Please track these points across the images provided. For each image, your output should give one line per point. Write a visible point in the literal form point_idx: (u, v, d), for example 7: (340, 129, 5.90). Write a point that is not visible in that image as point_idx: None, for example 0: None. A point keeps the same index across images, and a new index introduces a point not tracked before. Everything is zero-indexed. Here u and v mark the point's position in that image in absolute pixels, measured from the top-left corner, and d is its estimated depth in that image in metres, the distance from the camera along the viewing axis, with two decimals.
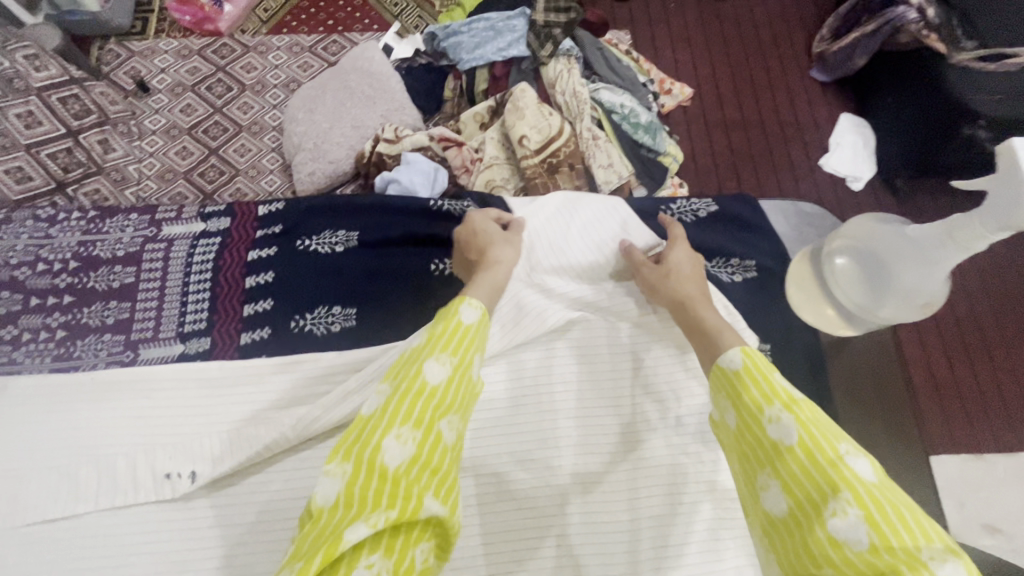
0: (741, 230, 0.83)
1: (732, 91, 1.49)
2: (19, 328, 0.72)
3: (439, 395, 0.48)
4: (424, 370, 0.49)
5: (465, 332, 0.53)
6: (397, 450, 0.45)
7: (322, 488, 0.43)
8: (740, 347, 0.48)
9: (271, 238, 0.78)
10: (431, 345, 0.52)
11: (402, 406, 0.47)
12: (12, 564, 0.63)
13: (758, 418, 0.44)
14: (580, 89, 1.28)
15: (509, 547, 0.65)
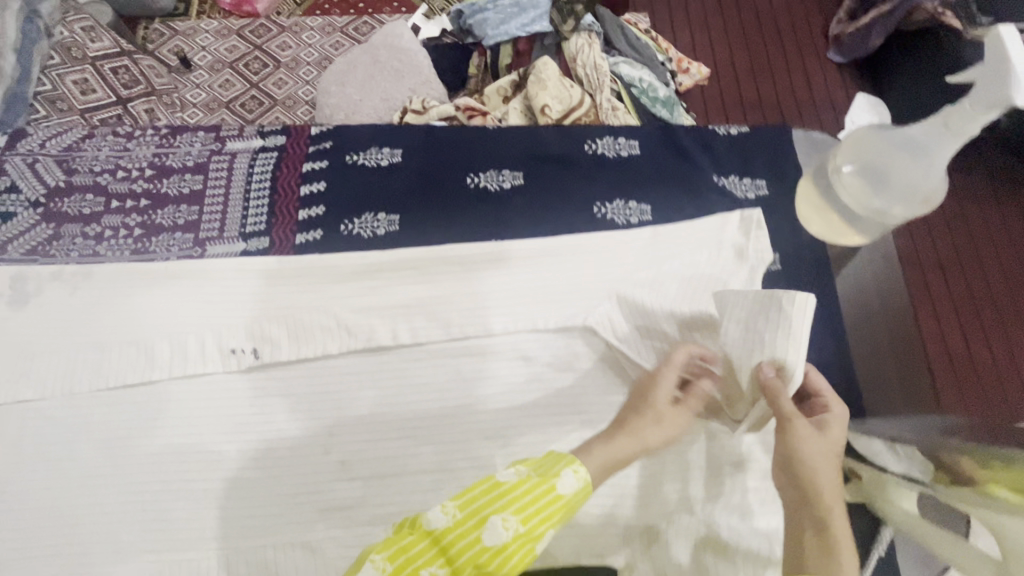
0: (758, 155, 0.87)
1: (750, 73, 1.53)
2: (102, 227, 0.80)
3: (554, 505, 0.50)
4: (559, 480, 0.51)
5: (562, 505, 0.50)
6: (497, 532, 0.48)
7: (435, 511, 0.49)
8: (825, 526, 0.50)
9: (323, 153, 0.86)
10: (572, 456, 0.53)
11: (528, 496, 0.49)
12: (98, 423, 0.71)
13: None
14: (600, 63, 1.34)
15: (534, 420, 0.72)
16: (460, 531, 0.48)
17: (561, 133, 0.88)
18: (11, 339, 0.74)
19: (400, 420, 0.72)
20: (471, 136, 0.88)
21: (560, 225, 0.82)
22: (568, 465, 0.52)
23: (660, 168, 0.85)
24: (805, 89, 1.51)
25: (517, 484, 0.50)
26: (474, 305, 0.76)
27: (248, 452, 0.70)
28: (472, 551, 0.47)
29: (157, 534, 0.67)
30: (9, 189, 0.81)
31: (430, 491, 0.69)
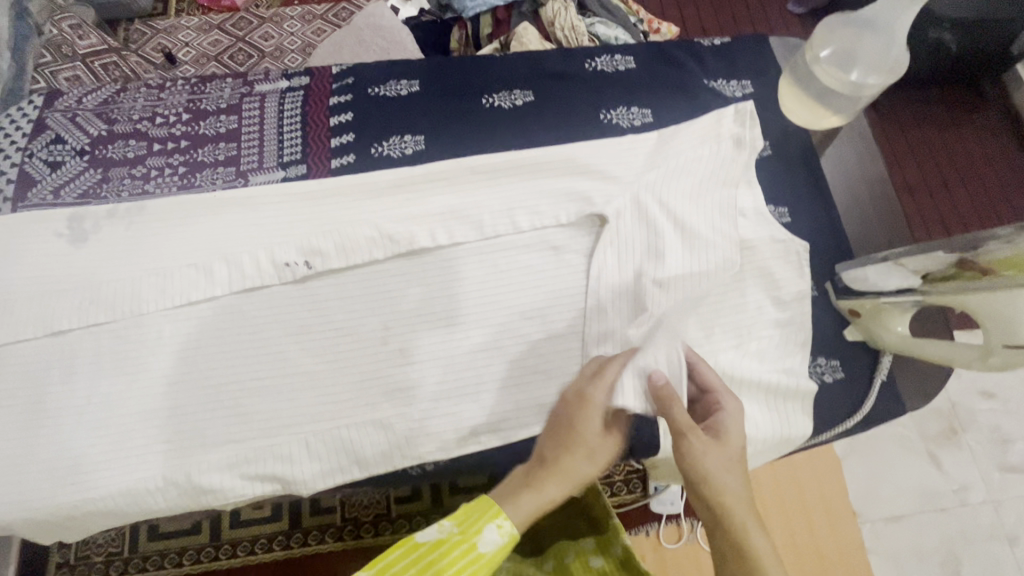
0: (740, 60, 0.96)
1: (715, 24, 1.64)
2: (148, 168, 0.86)
3: (467, 562, 0.62)
4: (480, 537, 0.63)
5: (477, 556, 0.62)
6: None
7: None
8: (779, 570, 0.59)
9: (346, 87, 0.92)
10: (497, 511, 0.65)
11: (444, 555, 0.61)
12: (168, 338, 0.77)
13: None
14: (578, 23, 1.43)
15: (568, 300, 0.80)
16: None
17: (562, 55, 0.96)
18: (75, 272, 0.79)
19: (447, 312, 0.79)
20: (480, 65, 0.96)
21: (571, 134, 0.90)
22: (492, 523, 0.64)
23: (656, 77, 0.94)
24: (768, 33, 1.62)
25: (436, 541, 0.63)
26: (502, 206, 0.83)
27: (312, 351, 0.77)
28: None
29: (236, 426, 0.73)
30: (55, 140, 0.87)
31: (482, 367, 0.77)
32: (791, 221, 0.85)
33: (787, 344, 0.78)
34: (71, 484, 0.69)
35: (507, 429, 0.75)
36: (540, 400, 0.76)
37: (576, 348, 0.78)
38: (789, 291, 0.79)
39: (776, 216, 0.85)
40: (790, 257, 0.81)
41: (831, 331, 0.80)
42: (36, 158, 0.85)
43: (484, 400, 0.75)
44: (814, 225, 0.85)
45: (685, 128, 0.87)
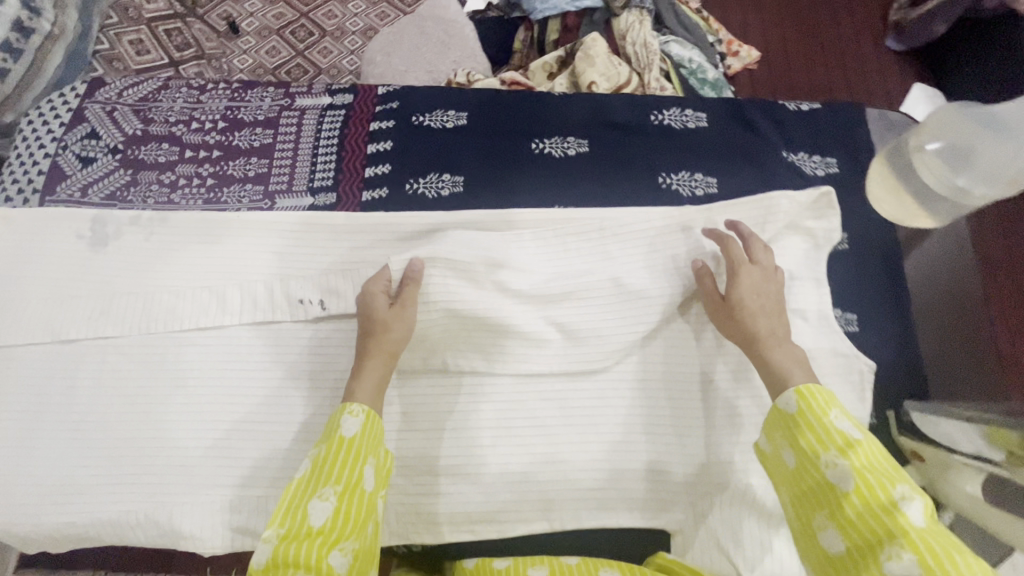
0: (826, 134, 0.85)
1: (801, 60, 1.42)
2: (177, 175, 0.83)
3: (348, 448, 0.61)
4: (341, 429, 0.62)
5: (350, 446, 0.61)
6: (320, 509, 0.57)
7: (257, 551, 0.54)
8: (797, 388, 0.59)
9: (390, 112, 0.86)
10: (342, 407, 0.65)
11: (327, 461, 0.60)
12: (170, 362, 0.74)
13: (815, 450, 0.55)
14: (652, 42, 1.19)
15: (592, 385, 0.73)
16: (290, 532, 0.55)
17: (627, 103, 0.87)
18: (90, 277, 0.77)
19: (458, 378, 0.73)
20: (536, 102, 0.88)
21: (623, 194, 0.82)
22: (345, 413, 0.63)
23: (727, 141, 0.84)
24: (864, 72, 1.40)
25: (311, 465, 0.61)
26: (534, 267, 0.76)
27: (314, 399, 0.73)
28: (308, 540, 0.55)
29: (226, 470, 0.70)
30: (90, 135, 0.85)
31: (487, 446, 0.71)
32: (859, 331, 0.75)
33: None
34: (58, 504, 0.68)
35: (505, 520, 0.69)
36: (545, 493, 0.69)
37: (593, 440, 0.71)
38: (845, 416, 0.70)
39: (842, 323, 0.75)
40: (852, 376, 0.71)
41: None
42: (69, 151, 0.84)
43: (485, 483, 0.69)
44: (886, 339, 0.74)
45: (754, 206, 0.77)
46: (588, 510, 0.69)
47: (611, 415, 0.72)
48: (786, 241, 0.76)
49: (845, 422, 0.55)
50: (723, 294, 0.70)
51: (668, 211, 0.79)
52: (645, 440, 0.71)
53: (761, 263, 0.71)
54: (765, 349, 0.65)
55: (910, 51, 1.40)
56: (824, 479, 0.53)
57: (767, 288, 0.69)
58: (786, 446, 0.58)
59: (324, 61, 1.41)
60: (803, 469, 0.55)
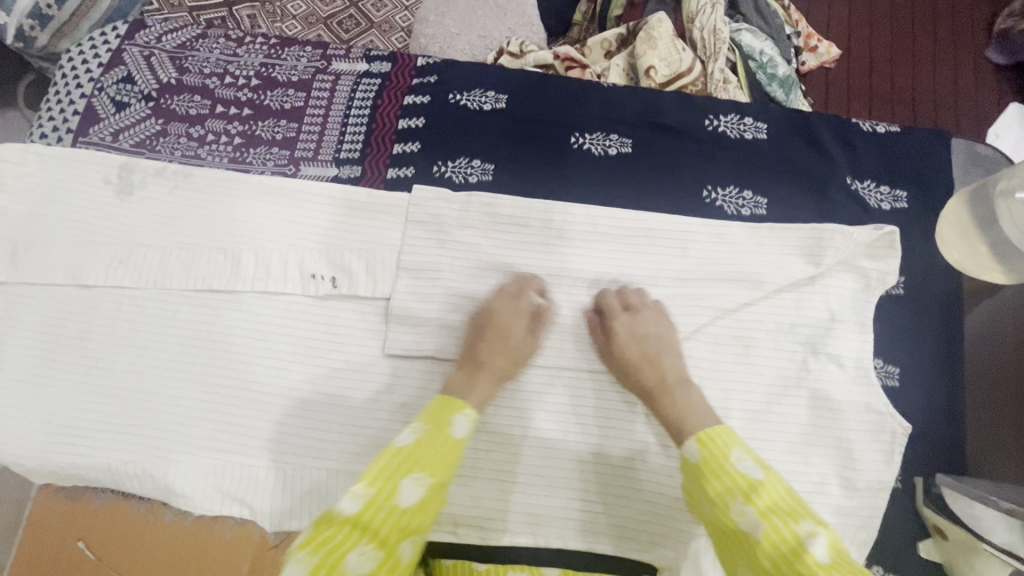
0: (899, 162, 0.77)
1: (888, 58, 1.27)
2: (205, 130, 0.82)
3: (453, 448, 0.59)
4: (462, 426, 0.61)
5: (458, 449, 0.60)
6: (410, 492, 0.55)
7: (344, 500, 0.53)
8: (696, 435, 0.58)
9: (426, 87, 0.82)
10: (463, 404, 0.63)
11: (433, 452, 0.58)
12: (181, 320, 0.74)
13: (723, 497, 0.53)
14: (723, 27, 1.06)
15: (598, 404, 0.69)
16: (379, 498, 0.54)
17: (682, 102, 0.80)
18: (114, 226, 0.77)
19: None
20: (581, 91, 0.82)
21: (661, 203, 0.76)
22: (459, 413, 0.62)
23: (785, 158, 0.77)
24: (958, 87, 1.24)
25: (414, 443, 0.58)
26: (553, 272, 0.73)
27: (314, 376, 0.72)
28: (393, 516, 0.54)
29: (224, 435, 0.70)
30: (126, 79, 0.84)
31: (481, 451, 0.68)
32: (898, 387, 0.69)
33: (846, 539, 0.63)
34: (62, 444, 0.70)
35: (488, 527, 0.67)
36: (534, 508, 0.67)
37: (591, 461, 0.68)
38: (867, 477, 0.64)
39: (881, 375, 0.69)
40: (881, 436, 0.66)
41: (902, 536, 0.65)
42: (105, 93, 0.84)
43: (473, 487, 0.68)
44: (925, 398, 0.68)
45: (802, 237, 0.71)
46: (576, 531, 0.67)
47: (614, 438, 0.68)
48: (832, 279, 0.70)
49: (748, 463, 0.55)
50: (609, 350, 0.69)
51: (708, 229, 0.73)
52: (647, 469, 0.67)
53: (634, 306, 0.70)
54: (664, 399, 0.65)
55: (1013, 62, 1.24)
56: (735, 526, 0.51)
57: (646, 327, 0.68)
58: (700, 494, 0.55)
59: (378, 13, 1.20)
60: (717, 517, 0.53)
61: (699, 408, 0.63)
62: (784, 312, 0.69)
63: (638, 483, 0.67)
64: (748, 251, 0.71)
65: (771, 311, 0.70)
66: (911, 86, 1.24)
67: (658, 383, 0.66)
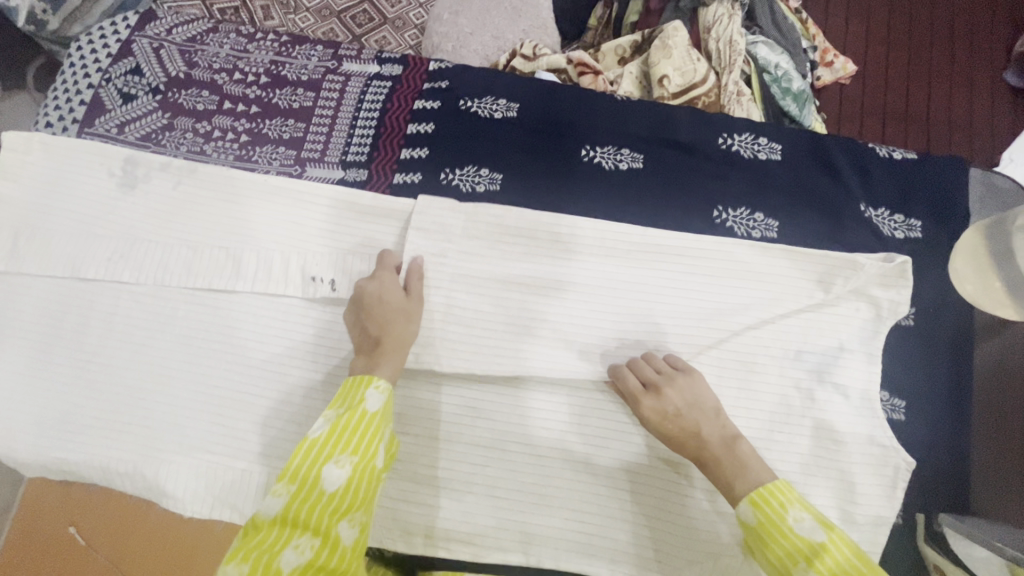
0: (914, 190, 0.75)
1: (904, 76, 1.25)
2: (212, 126, 0.81)
3: (369, 422, 0.59)
4: (363, 403, 0.60)
5: (370, 423, 0.59)
6: (334, 475, 0.55)
7: (267, 503, 0.54)
8: (748, 498, 0.57)
9: (437, 92, 0.81)
10: (370, 377, 0.62)
11: (342, 433, 0.58)
12: (179, 317, 0.73)
13: (783, 562, 0.53)
14: (738, 40, 1.04)
15: (597, 424, 0.68)
16: (300, 490, 0.54)
17: (696, 119, 0.79)
18: (116, 220, 0.76)
19: (461, 388, 0.69)
20: (594, 103, 0.81)
21: (670, 222, 0.75)
22: (368, 387, 0.61)
23: (798, 181, 0.76)
24: (974, 106, 1.22)
25: (329, 430, 0.58)
26: (557, 287, 0.72)
27: (312, 380, 0.71)
28: (320, 504, 0.54)
29: (219, 437, 0.69)
30: (134, 71, 0.83)
31: (477, 466, 0.67)
32: (904, 419, 0.67)
33: None
34: (54, 438, 0.69)
35: (480, 543, 0.66)
36: (528, 526, 0.66)
37: (588, 482, 0.67)
38: (867, 512, 0.63)
39: (887, 407, 0.68)
40: (884, 469, 0.64)
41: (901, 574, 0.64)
42: (112, 84, 0.83)
43: (467, 502, 0.67)
44: (930, 432, 0.67)
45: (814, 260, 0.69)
46: (569, 551, 0.66)
47: (613, 458, 0.67)
48: (841, 307, 0.69)
49: (807, 524, 0.53)
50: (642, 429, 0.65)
51: (717, 249, 0.71)
52: (644, 493, 0.66)
53: (657, 385, 0.65)
54: (707, 468, 0.61)
55: None
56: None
57: (673, 404, 0.63)
58: (760, 559, 0.55)
59: (392, 8, 1.19)
60: None
61: (748, 464, 0.60)
62: (791, 337, 0.68)
63: (635, 504, 0.66)
64: (758, 272, 0.70)
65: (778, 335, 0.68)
66: (926, 106, 1.22)
67: (699, 451, 0.62)
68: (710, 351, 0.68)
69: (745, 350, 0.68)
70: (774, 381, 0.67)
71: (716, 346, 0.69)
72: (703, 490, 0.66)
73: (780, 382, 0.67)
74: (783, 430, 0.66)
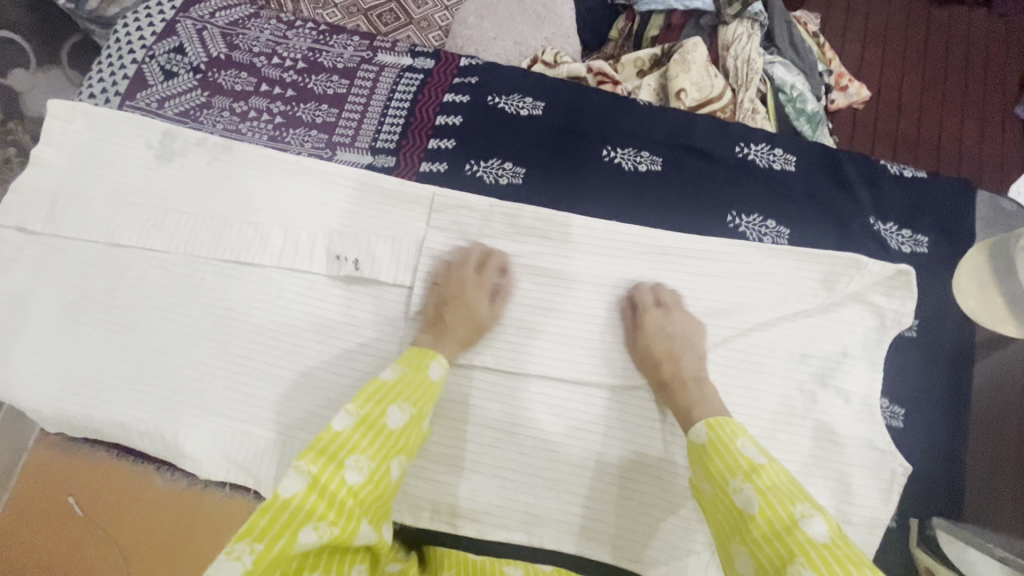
0: (921, 208, 0.78)
1: (917, 105, 1.28)
2: (248, 107, 0.84)
3: (431, 385, 0.64)
4: (430, 365, 0.65)
5: (431, 386, 0.64)
6: (397, 417, 0.59)
7: (336, 419, 0.56)
8: (707, 421, 0.60)
9: (466, 87, 0.84)
10: (433, 350, 0.67)
11: (409, 384, 0.62)
12: (205, 287, 0.76)
13: (722, 474, 0.55)
14: (756, 59, 1.07)
15: (604, 414, 0.70)
16: (368, 419, 0.58)
17: (715, 127, 0.82)
18: (150, 190, 0.79)
19: (474, 370, 0.71)
20: (617, 106, 0.83)
21: (684, 224, 0.77)
22: (432, 358, 0.65)
23: (811, 192, 0.78)
24: (983, 137, 1.25)
25: (396, 378, 0.62)
26: (573, 279, 0.74)
27: (330, 355, 0.73)
28: (380, 437, 0.58)
29: (238, 404, 0.72)
30: (177, 50, 0.87)
31: (486, 447, 0.69)
32: (902, 426, 0.69)
33: None
34: (79, 395, 0.72)
35: (485, 521, 0.68)
36: (532, 507, 0.68)
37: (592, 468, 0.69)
38: (862, 513, 0.65)
39: (886, 414, 0.70)
40: (881, 472, 0.66)
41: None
42: (155, 61, 0.86)
43: (474, 480, 0.69)
44: (927, 440, 0.69)
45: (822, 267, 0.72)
46: (571, 534, 0.68)
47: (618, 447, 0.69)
48: (847, 314, 0.71)
49: (752, 449, 0.56)
50: (637, 337, 0.70)
51: (728, 250, 0.73)
52: (646, 484, 0.68)
53: (669, 305, 0.71)
54: (677, 390, 0.66)
55: None
56: (733, 504, 0.53)
57: (674, 326, 0.69)
58: (702, 476, 0.57)
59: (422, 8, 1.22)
60: (714, 495, 0.55)
61: (713, 400, 0.64)
62: (796, 340, 0.70)
63: (636, 493, 0.68)
64: (766, 275, 0.72)
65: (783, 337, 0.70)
66: (937, 135, 1.25)
67: (675, 376, 0.66)
68: (718, 350, 0.71)
69: (750, 349, 0.70)
70: (778, 383, 0.69)
71: (721, 346, 0.71)
72: None
73: (784, 384, 0.69)
74: (785, 430, 0.68)
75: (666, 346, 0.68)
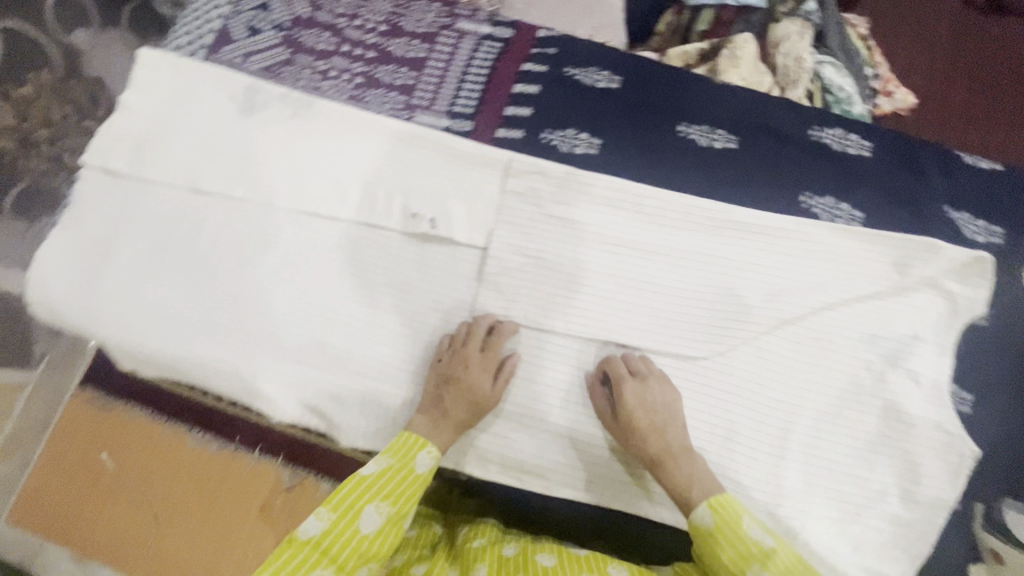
0: (995, 200, 0.78)
1: None
2: (330, 66, 0.86)
3: (421, 439, 0.67)
4: (417, 455, 0.67)
5: (417, 443, 0.67)
6: (369, 468, 0.66)
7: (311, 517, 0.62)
8: (709, 501, 0.62)
9: (545, 57, 0.85)
10: (421, 438, 0.68)
11: (395, 450, 0.67)
12: (283, 238, 0.78)
13: (739, 561, 0.59)
14: (805, 57, 1.07)
15: (672, 382, 0.71)
16: (334, 502, 0.63)
17: (790, 110, 0.82)
18: (232, 141, 0.81)
19: (546, 333, 0.73)
20: (692, 84, 0.84)
21: (758, 202, 0.78)
22: (421, 449, 0.67)
23: (885, 178, 0.79)
24: None
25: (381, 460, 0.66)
26: (647, 250, 0.75)
27: (405, 310, 0.75)
28: (353, 489, 0.64)
29: (313, 352, 0.74)
30: (261, 8, 0.89)
31: (555, 407, 0.71)
32: (971, 412, 0.70)
33: (897, 542, 0.66)
34: (160, 334, 0.74)
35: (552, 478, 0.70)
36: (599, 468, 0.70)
37: None
38: (928, 492, 0.67)
39: (955, 399, 0.71)
40: (949, 454, 0.67)
41: (954, 553, 0.67)
42: (240, 18, 0.88)
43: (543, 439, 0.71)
44: (995, 426, 0.70)
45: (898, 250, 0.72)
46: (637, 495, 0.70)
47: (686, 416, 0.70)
48: (921, 298, 0.71)
49: (759, 530, 0.60)
50: (615, 409, 0.68)
51: (803, 229, 0.74)
52: (712, 452, 0.69)
53: (645, 375, 0.69)
54: (670, 468, 0.66)
55: None
56: None
57: (655, 398, 0.68)
58: (713, 561, 0.61)
59: None
60: None
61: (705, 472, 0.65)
62: (869, 321, 0.71)
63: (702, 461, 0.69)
64: (841, 255, 0.73)
65: (856, 318, 0.71)
66: None
67: (664, 452, 0.66)
68: (789, 326, 0.71)
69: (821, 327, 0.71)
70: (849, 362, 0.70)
71: (794, 322, 0.71)
72: (772, 456, 0.68)
73: (856, 363, 0.70)
74: (853, 408, 0.69)
75: (648, 421, 0.67)
